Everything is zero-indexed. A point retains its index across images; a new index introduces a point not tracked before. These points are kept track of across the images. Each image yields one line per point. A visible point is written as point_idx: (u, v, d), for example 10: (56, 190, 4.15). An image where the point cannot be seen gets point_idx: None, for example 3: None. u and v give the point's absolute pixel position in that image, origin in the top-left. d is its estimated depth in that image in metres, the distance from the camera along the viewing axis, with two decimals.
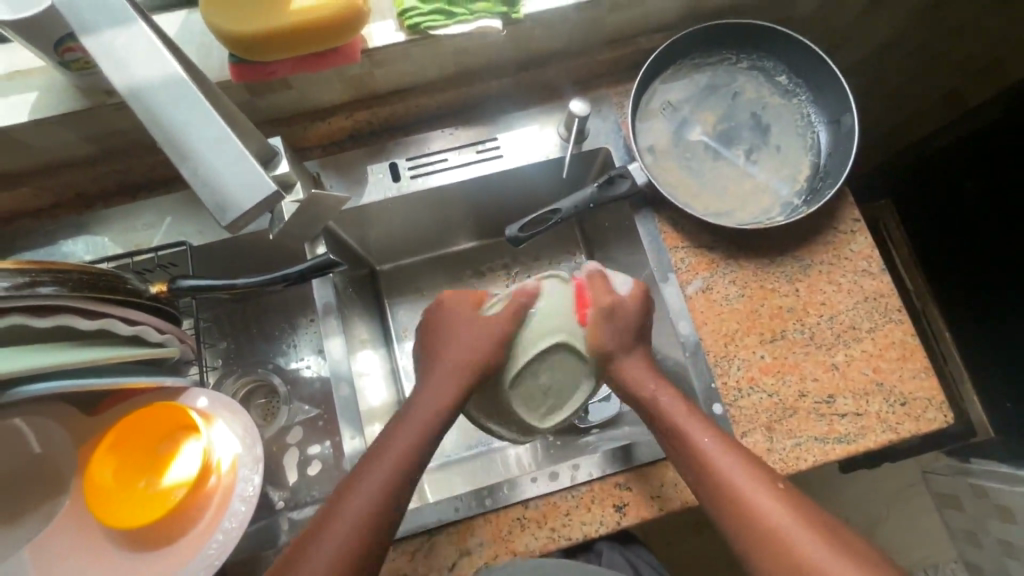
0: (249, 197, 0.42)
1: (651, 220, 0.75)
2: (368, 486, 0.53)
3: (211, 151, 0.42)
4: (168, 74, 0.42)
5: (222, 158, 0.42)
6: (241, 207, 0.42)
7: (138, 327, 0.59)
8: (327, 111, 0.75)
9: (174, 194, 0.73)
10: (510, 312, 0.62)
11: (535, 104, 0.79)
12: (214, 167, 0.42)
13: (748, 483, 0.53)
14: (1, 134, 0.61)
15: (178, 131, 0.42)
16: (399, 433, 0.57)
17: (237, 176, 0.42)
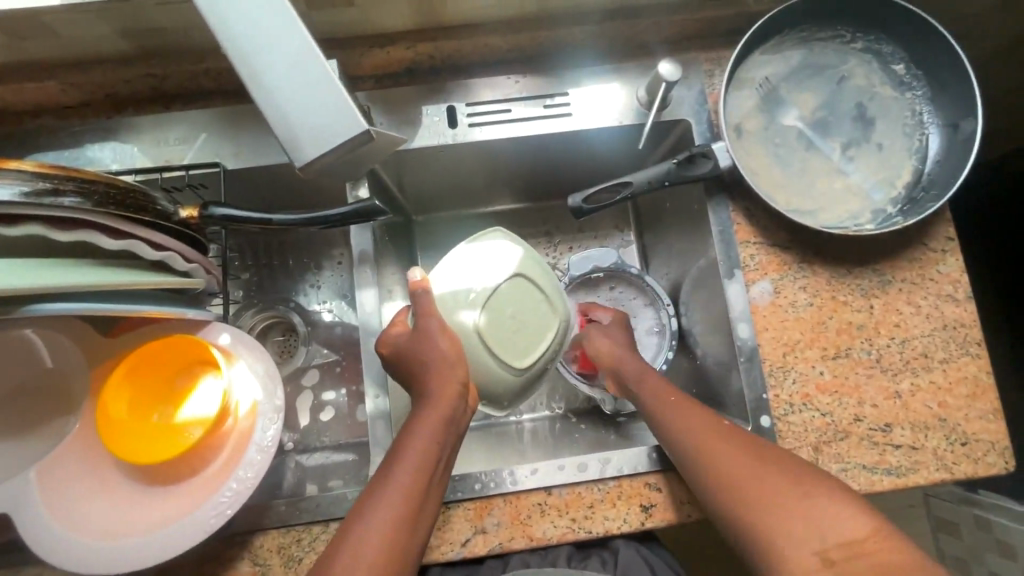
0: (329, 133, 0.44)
1: (724, 208, 0.68)
2: (383, 505, 0.50)
3: (304, 91, 0.43)
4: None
5: (318, 97, 0.44)
6: (316, 142, 0.44)
7: (165, 253, 0.54)
8: (387, 38, 0.67)
9: (212, 109, 0.66)
10: (424, 308, 0.57)
11: (616, 61, 0.71)
12: (297, 100, 0.44)
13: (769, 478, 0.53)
14: (29, 17, 0.54)
15: (263, 49, 0.43)
16: (406, 452, 0.52)
17: (324, 115, 0.44)
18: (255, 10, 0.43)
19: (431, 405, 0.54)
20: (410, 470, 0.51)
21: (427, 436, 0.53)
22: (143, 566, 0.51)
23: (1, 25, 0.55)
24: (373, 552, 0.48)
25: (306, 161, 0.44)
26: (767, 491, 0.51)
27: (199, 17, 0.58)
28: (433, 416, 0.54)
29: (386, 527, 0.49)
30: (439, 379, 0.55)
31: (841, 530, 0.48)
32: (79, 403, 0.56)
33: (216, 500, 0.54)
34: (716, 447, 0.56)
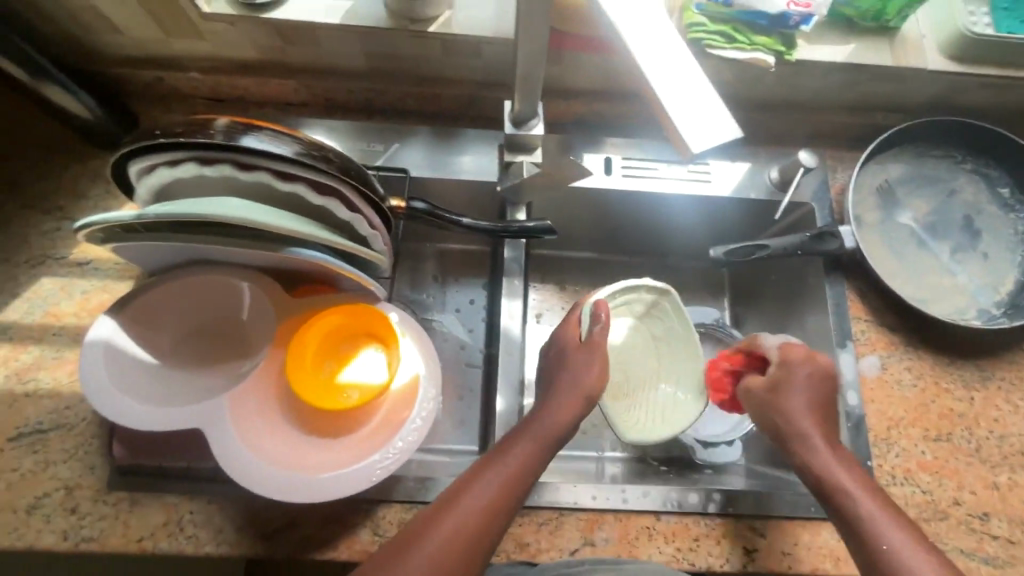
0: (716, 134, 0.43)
1: (839, 286, 0.75)
2: (490, 483, 0.55)
3: (684, 89, 0.43)
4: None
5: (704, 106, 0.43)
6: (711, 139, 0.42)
7: (373, 232, 0.63)
8: (570, 94, 0.78)
9: (409, 126, 0.77)
10: (596, 340, 0.64)
11: (755, 145, 0.81)
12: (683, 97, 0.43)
13: (891, 536, 0.53)
14: (309, 28, 0.67)
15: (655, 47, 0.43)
16: (518, 446, 0.59)
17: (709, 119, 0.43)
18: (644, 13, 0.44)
19: (558, 401, 0.62)
20: (518, 472, 0.57)
21: (544, 428, 0.60)
22: (294, 502, 0.55)
23: (285, 32, 0.68)
24: (482, 506, 0.54)
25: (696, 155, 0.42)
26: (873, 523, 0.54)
27: (438, 52, 0.70)
28: (558, 414, 0.61)
29: (485, 504, 0.54)
30: (576, 399, 0.62)
31: None
32: (263, 350, 0.63)
33: (375, 459, 0.59)
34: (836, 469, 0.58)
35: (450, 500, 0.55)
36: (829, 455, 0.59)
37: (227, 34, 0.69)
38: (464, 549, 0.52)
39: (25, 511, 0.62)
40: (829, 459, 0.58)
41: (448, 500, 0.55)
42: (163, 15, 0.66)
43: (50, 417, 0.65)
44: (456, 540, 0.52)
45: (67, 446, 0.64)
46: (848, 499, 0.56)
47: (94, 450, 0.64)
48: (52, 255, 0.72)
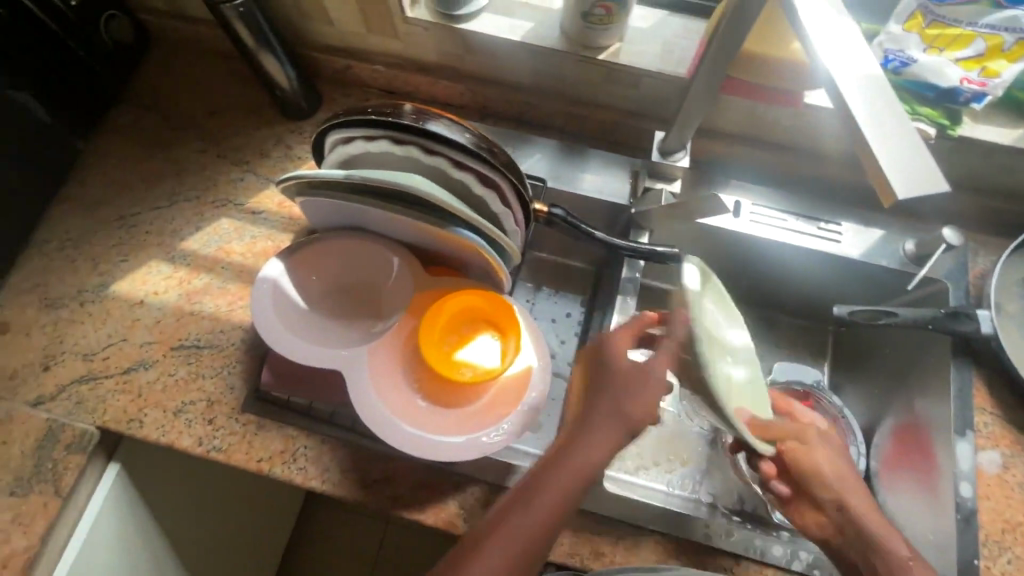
0: (922, 182, 0.34)
1: (968, 372, 0.71)
2: (526, 520, 0.53)
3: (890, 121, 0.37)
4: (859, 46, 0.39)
5: (914, 154, 0.35)
6: (916, 183, 0.34)
7: (514, 229, 0.68)
8: (711, 134, 0.81)
9: (553, 141, 0.83)
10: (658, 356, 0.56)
11: (890, 214, 0.80)
12: (887, 140, 0.36)
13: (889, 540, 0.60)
14: (493, 42, 0.75)
15: (865, 95, 0.37)
16: (567, 469, 0.54)
17: (918, 167, 0.35)
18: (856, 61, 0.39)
19: (595, 435, 0.54)
20: (566, 490, 0.54)
21: (578, 464, 0.54)
22: (408, 451, 0.62)
23: (470, 42, 0.76)
24: (521, 544, 0.52)
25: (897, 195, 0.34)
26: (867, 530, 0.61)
27: (598, 78, 0.76)
28: (602, 444, 0.54)
29: (527, 540, 0.52)
30: (622, 424, 0.55)
31: None
32: (395, 315, 0.69)
33: (480, 435, 0.64)
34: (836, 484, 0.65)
35: (492, 534, 0.53)
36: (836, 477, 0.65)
37: (418, 37, 0.78)
38: None
39: (172, 412, 0.71)
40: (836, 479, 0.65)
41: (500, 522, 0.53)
42: (373, 14, 0.76)
43: (207, 336, 0.75)
44: None
45: (215, 364, 0.73)
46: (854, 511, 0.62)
47: (236, 373, 0.73)
48: (233, 201, 0.83)
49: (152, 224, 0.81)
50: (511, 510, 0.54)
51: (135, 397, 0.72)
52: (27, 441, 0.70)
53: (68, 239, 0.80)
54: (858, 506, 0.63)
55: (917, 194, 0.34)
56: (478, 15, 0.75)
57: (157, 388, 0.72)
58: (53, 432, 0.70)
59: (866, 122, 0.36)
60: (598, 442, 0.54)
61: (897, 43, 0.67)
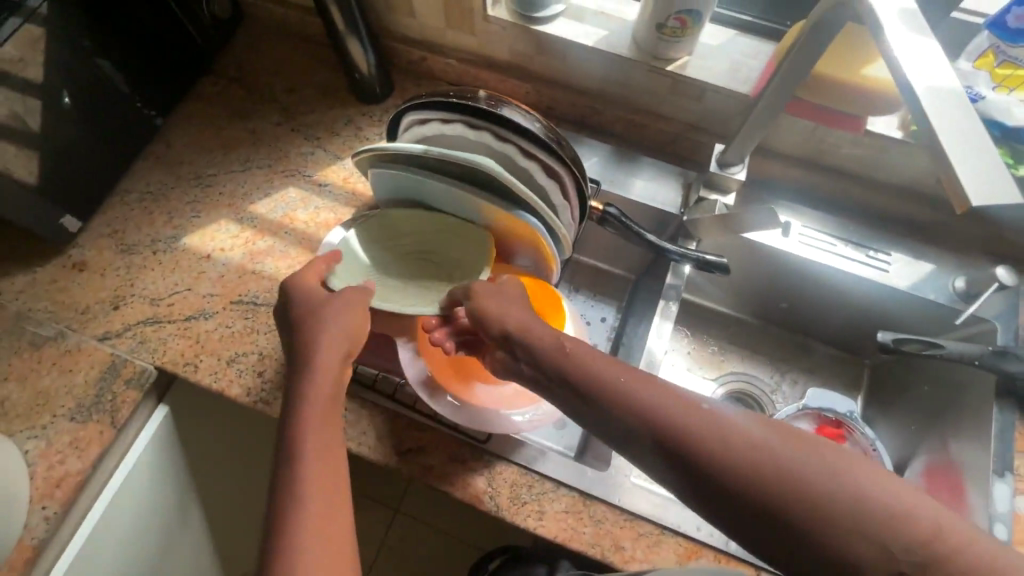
0: (1000, 187, 0.35)
1: (1011, 413, 0.71)
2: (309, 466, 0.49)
3: (971, 135, 0.38)
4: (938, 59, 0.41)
5: (991, 162, 0.37)
6: (994, 190, 0.35)
7: (569, 223, 0.71)
8: (767, 154, 0.83)
9: (610, 146, 0.87)
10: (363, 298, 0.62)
11: (941, 251, 0.80)
12: (961, 148, 0.37)
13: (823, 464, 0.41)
14: (567, 45, 0.78)
15: (941, 104, 0.39)
16: (324, 372, 0.55)
17: (994, 173, 0.36)
18: (931, 71, 0.41)
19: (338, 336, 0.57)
20: (332, 448, 0.51)
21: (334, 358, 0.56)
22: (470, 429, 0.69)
23: (544, 44, 0.80)
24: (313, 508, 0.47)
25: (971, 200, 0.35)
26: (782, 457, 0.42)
27: (663, 88, 0.78)
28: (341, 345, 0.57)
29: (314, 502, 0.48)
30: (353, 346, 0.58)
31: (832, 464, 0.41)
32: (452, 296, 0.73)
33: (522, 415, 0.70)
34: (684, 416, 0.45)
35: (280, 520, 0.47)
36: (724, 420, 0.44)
37: (494, 35, 0.83)
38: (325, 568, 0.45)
39: (226, 360, 0.75)
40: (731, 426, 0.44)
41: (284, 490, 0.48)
42: (455, 10, 0.81)
43: (266, 295, 0.79)
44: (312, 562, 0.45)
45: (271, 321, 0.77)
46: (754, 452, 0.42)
47: None
48: (302, 172, 0.88)
49: (225, 185, 0.87)
50: (307, 489, 0.48)
51: (193, 343, 0.76)
52: (91, 371, 0.74)
53: (147, 191, 0.86)
54: (746, 435, 0.43)
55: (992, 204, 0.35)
56: (555, 20, 0.78)
57: (214, 337, 0.76)
58: (115, 366, 0.74)
59: (946, 132, 0.38)
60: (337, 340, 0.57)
61: (967, 81, 0.68)
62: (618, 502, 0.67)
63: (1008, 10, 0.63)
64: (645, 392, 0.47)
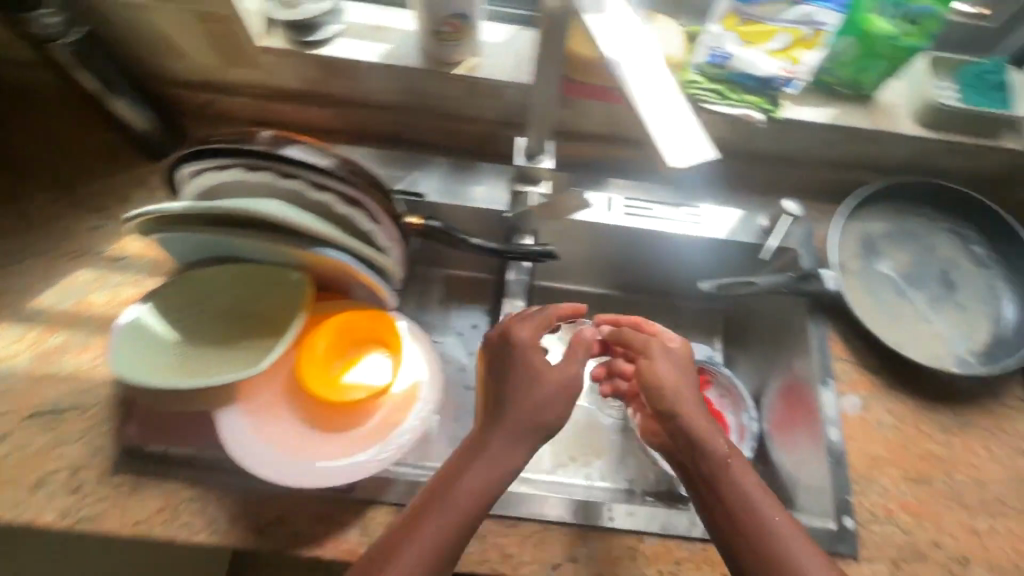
0: (692, 150, 0.42)
1: (823, 326, 0.79)
2: (434, 538, 0.54)
3: (669, 115, 0.43)
4: (644, 44, 0.46)
5: (686, 127, 0.43)
6: (687, 152, 0.42)
7: (387, 245, 0.68)
8: (577, 137, 0.86)
9: (428, 156, 0.85)
10: (530, 341, 0.64)
11: (745, 195, 0.88)
12: (663, 118, 0.43)
13: (772, 515, 0.57)
14: (350, 64, 0.75)
15: (645, 86, 0.44)
16: (517, 443, 0.59)
17: (688, 136, 0.43)
18: (634, 52, 0.45)
19: (489, 446, 0.59)
20: (453, 530, 0.55)
21: (473, 488, 0.56)
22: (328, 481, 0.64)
23: (328, 67, 0.76)
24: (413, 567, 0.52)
25: (671, 162, 0.41)
26: (750, 493, 0.58)
27: (459, 91, 0.78)
28: (502, 431, 0.59)
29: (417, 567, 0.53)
30: (535, 431, 0.60)
31: (774, 516, 0.57)
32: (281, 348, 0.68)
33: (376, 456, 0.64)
34: (748, 509, 0.57)
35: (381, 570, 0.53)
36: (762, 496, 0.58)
37: (275, 65, 0.77)
38: None
39: (30, 487, 0.64)
40: (743, 477, 0.59)
41: (438, 493, 0.56)
42: (223, 45, 0.74)
43: (69, 399, 0.69)
44: None
45: (80, 428, 0.67)
46: (739, 488, 0.58)
47: (104, 433, 0.67)
48: (93, 251, 0.77)
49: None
50: (401, 552, 0.53)
51: None
52: None
53: None
54: (752, 494, 0.58)
55: (689, 161, 0.42)
56: (334, 40, 0.75)
57: (11, 464, 0.65)
58: None
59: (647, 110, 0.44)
60: (504, 447, 0.58)
61: (718, 43, 0.74)
62: (497, 512, 0.66)
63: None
64: (679, 418, 0.63)
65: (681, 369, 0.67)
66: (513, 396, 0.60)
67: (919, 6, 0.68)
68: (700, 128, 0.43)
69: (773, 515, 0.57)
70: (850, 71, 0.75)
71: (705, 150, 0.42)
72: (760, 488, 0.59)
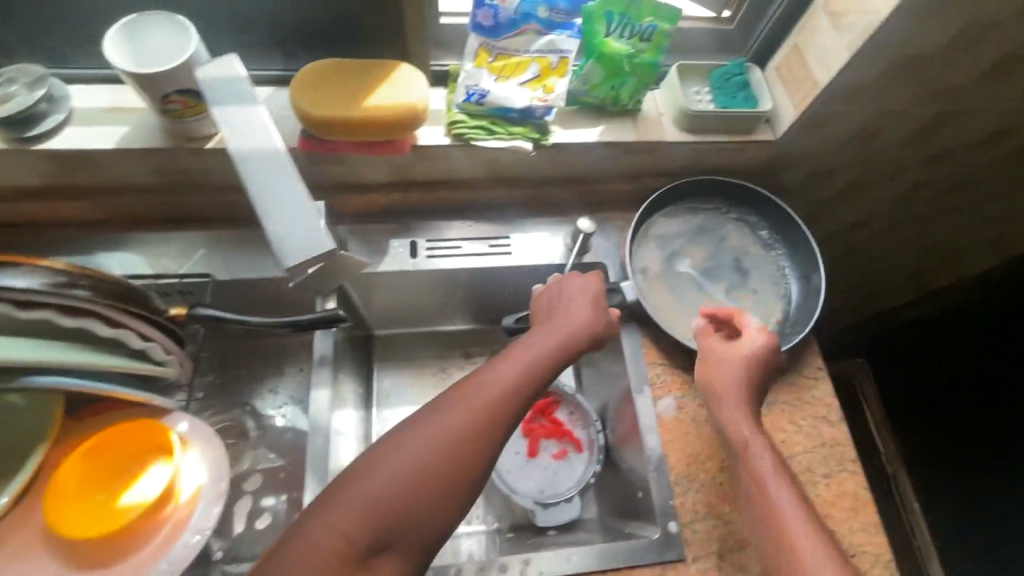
0: (309, 249, 0.50)
1: (635, 334, 0.82)
2: (408, 465, 0.53)
3: (286, 215, 0.52)
4: (272, 147, 0.54)
5: (302, 227, 0.51)
6: (302, 253, 0.50)
7: (150, 343, 0.64)
8: (370, 187, 0.84)
9: (212, 232, 0.80)
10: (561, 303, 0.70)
11: (551, 216, 0.89)
12: (284, 216, 0.52)
13: (779, 488, 0.61)
14: (86, 155, 0.69)
15: (269, 187, 0.52)
16: (485, 388, 0.58)
17: (310, 237, 0.51)
18: (262, 150, 0.53)
19: (533, 353, 0.63)
20: (431, 473, 0.53)
21: (501, 375, 0.60)
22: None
23: (63, 161, 0.70)
24: (395, 488, 0.52)
25: (287, 265, 0.49)
26: (777, 483, 0.61)
27: (221, 163, 0.74)
28: (535, 356, 0.63)
29: (392, 486, 0.52)
30: (559, 326, 0.67)
31: (794, 510, 0.59)
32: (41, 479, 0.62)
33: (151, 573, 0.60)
34: (773, 485, 0.61)
35: (373, 468, 0.53)
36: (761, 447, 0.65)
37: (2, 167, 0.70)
38: (376, 518, 0.50)
39: None
40: (761, 446, 0.65)
41: (419, 416, 0.56)
42: None
43: None
44: (360, 528, 0.50)
45: None
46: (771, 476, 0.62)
47: None
48: None
49: None
50: (347, 506, 0.50)
51: None
52: None
53: None
54: (765, 472, 0.63)
55: (303, 259, 0.50)
56: (60, 130, 0.69)
57: None
58: None
59: (264, 206, 0.52)
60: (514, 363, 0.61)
61: (474, 79, 0.74)
62: None
63: (474, 12, 0.70)
64: (738, 436, 0.66)
65: (743, 372, 0.69)
66: (715, 385, 0.69)
67: (647, 25, 0.71)
68: (319, 230, 0.51)
69: (780, 490, 0.61)
70: (604, 90, 0.77)
71: (319, 248, 0.50)
72: (772, 457, 0.64)
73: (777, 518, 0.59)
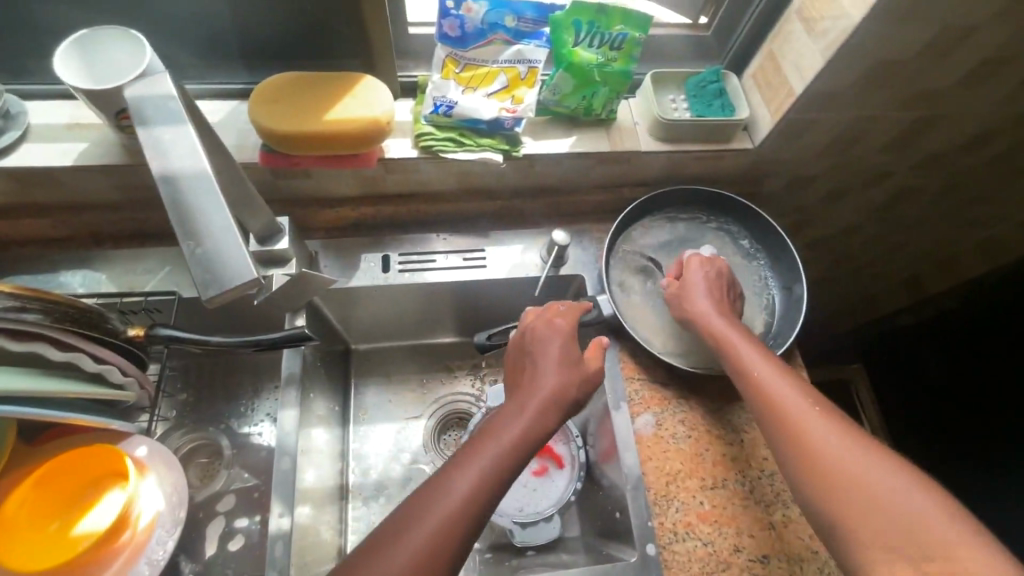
0: (231, 276, 0.42)
1: (612, 347, 0.80)
2: (467, 485, 0.52)
3: (206, 239, 0.42)
4: (198, 167, 0.44)
5: (222, 249, 0.42)
6: (221, 282, 0.41)
7: (104, 366, 0.61)
8: (342, 201, 0.82)
9: (179, 248, 0.78)
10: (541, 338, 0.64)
11: (528, 227, 0.87)
12: (209, 237, 0.43)
13: (859, 457, 0.54)
14: (44, 173, 0.68)
15: (190, 208, 0.43)
16: (520, 415, 0.58)
17: (228, 259, 0.42)
18: (184, 164, 0.44)
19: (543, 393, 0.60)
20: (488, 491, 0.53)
21: (516, 429, 0.57)
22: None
23: (22, 179, 0.68)
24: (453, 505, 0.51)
25: (202, 292, 0.41)
26: (857, 457, 0.54)
27: None
28: (529, 413, 0.58)
29: (456, 510, 0.51)
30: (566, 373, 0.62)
31: (883, 479, 0.52)
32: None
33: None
34: (836, 452, 0.55)
35: (425, 496, 0.52)
36: (826, 427, 0.57)
37: None
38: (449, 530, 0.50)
39: None
40: (824, 421, 0.58)
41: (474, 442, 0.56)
42: None
43: None
44: (439, 540, 0.49)
45: None
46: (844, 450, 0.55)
47: None
48: None
49: None
50: (430, 515, 0.50)
51: None
52: None
53: None
54: (837, 451, 0.55)
55: (218, 287, 0.41)
56: (16, 147, 0.68)
57: None
58: None
59: (185, 231, 0.43)
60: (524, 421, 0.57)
61: (441, 91, 0.73)
62: None
63: (440, 22, 0.68)
64: (793, 410, 0.59)
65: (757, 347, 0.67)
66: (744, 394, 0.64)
67: (617, 34, 0.69)
68: (240, 249, 0.42)
69: (857, 460, 0.54)
70: (576, 100, 0.76)
71: (241, 274, 0.41)
72: (835, 425, 0.57)
73: (874, 495, 0.51)
